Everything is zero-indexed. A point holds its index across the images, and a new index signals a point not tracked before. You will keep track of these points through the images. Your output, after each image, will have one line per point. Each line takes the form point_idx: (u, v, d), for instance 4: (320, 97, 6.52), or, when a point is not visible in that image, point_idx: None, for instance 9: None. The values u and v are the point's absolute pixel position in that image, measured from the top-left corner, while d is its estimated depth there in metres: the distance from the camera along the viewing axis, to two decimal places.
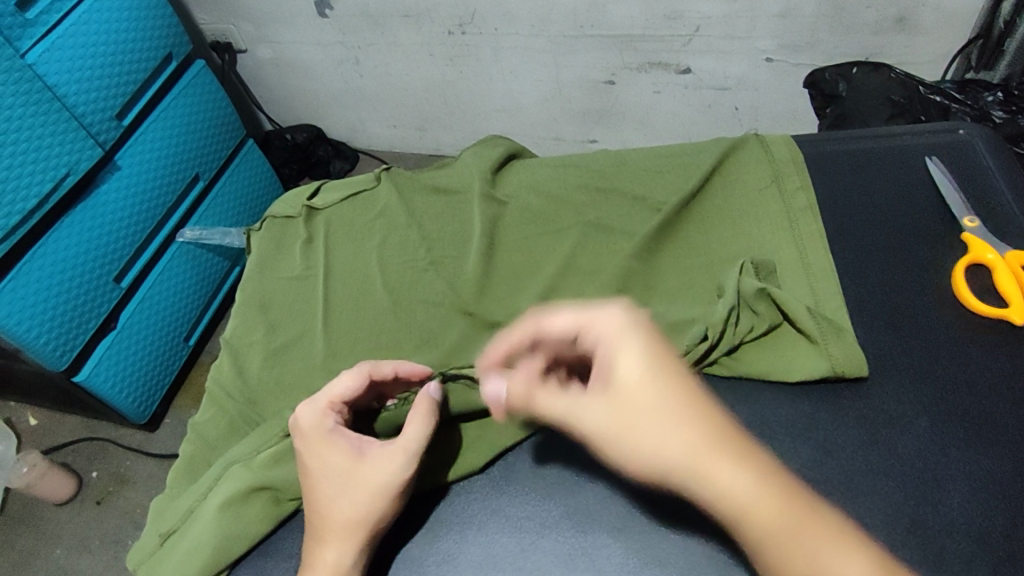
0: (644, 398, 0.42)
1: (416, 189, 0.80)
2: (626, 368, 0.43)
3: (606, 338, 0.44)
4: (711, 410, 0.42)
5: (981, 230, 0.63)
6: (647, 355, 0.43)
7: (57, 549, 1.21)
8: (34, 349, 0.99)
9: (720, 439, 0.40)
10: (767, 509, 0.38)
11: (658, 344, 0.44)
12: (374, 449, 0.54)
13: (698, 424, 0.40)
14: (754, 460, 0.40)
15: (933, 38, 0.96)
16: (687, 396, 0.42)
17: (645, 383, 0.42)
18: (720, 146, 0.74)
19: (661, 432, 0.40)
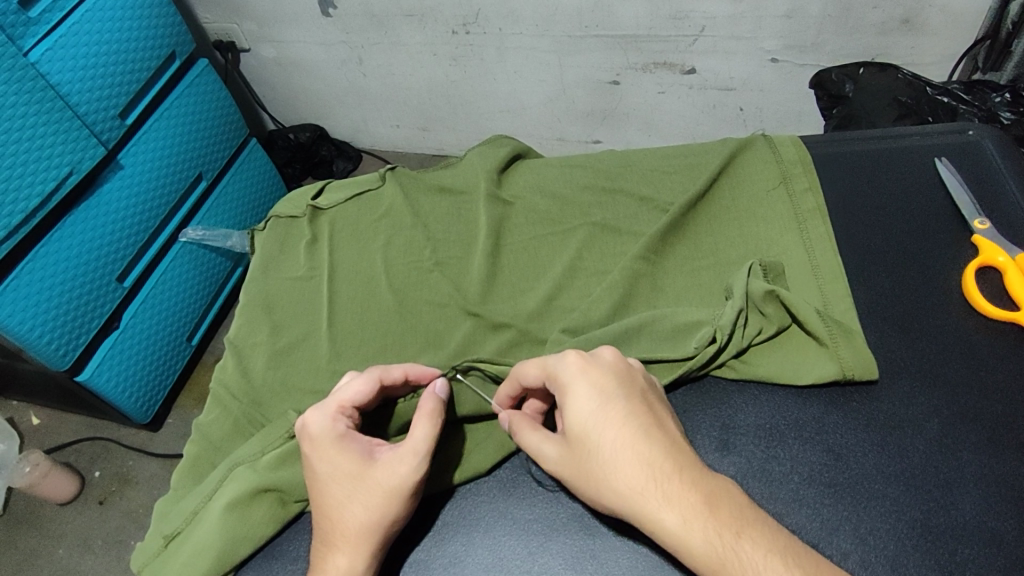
0: (590, 445, 0.47)
1: (421, 189, 0.80)
2: (577, 407, 0.49)
3: (561, 387, 0.50)
4: (648, 446, 0.46)
5: (992, 232, 0.63)
6: (590, 399, 0.48)
7: (60, 548, 1.21)
8: (38, 348, 0.99)
9: (652, 474, 0.45)
10: (695, 542, 0.42)
11: (604, 388, 0.49)
12: (388, 458, 0.53)
13: (631, 461, 0.45)
14: (685, 498, 0.43)
15: (940, 40, 0.96)
16: (624, 437, 0.46)
17: (588, 429, 0.48)
18: (727, 147, 0.73)
19: (604, 474, 0.46)
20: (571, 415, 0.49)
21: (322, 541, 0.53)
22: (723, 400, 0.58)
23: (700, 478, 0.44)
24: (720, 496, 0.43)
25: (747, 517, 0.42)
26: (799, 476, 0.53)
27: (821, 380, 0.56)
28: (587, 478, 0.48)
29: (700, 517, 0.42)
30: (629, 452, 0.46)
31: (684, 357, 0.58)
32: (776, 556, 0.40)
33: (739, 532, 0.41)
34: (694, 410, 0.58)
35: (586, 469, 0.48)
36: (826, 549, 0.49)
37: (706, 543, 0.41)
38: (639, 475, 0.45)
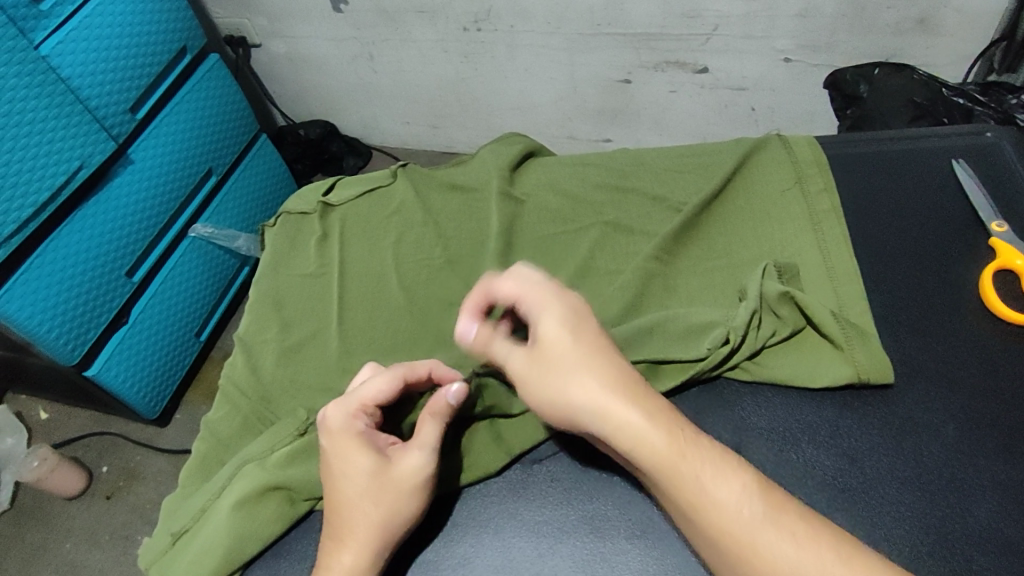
0: (561, 349, 0.48)
1: (432, 187, 0.79)
2: (549, 327, 0.49)
3: (536, 308, 0.50)
4: (613, 366, 0.48)
5: (1010, 235, 0.62)
6: (562, 321, 0.49)
7: (67, 543, 1.21)
8: (46, 342, 0.99)
9: (618, 388, 0.47)
10: (659, 442, 0.45)
11: (576, 314, 0.50)
12: (402, 458, 0.53)
13: (599, 375, 0.47)
14: (649, 407, 0.46)
15: (954, 40, 0.95)
16: (593, 355, 0.48)
17: (557, 348, 0.48)
18: (742, 147, 0.73)
19: (576, 376, 0.47)
20: (544, 328, 0.49)
21: (331, 536, 0.53)
22: (735, 403, 0.58)
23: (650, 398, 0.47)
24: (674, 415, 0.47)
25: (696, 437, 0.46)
26: (814, 481, 0.52)
27: (833, 384, 0.56)
28: (546, 382, 0.48)
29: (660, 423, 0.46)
30: (599, 365, 0.47)
31: (696, 359, 0.58)
32: (717, 467, 0.45)
33: (686, 448, 0.45)
34: (706, 413, 0.57)
35: (547, 374, 0.48)
36: None
37: (661, 445, 0.45)
38: (609, 380, 0.47)
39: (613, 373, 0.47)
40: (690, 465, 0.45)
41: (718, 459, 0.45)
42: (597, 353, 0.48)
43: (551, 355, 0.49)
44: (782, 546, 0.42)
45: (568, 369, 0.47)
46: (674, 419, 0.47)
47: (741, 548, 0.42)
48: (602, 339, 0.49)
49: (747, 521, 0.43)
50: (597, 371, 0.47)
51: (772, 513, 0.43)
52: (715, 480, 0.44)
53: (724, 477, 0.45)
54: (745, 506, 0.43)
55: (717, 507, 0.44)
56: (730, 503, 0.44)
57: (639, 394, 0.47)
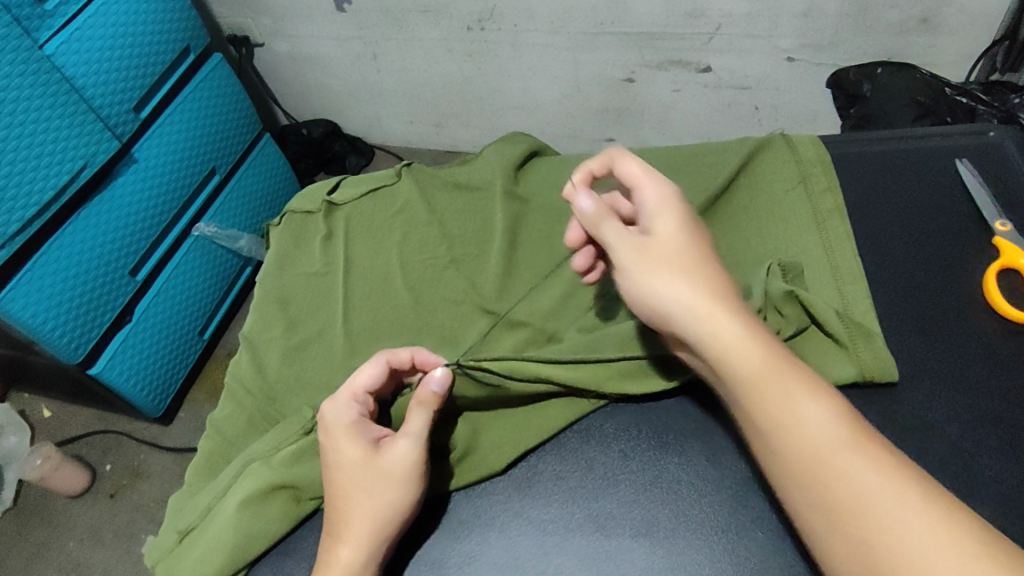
0: (673, 240, 0.50)
1: (437, 186, 0.79)
2: (666, 225, 0.50)
3: (653, 209, 0.52)
4: (716, 277, 0.48)
5: (1013, 234, 0.62)
6: (679, 223, 0.51)
7: (71, 541, 1.22)
8: (50, 341, 0.99)
9: (723, 298, 0.47)
10: (748, 356, 0.44)
11: (690, 225, 0.51)
12: (391, 447, 0.54)
13: (705, 281, 0.47)
14: (745, 321, 0.45)
15: (958, 40, 0.95)
16: (703, 261, 0.49)
17: (673, 244, 0.49)
18: (746, 146, 0.73)
19: (685, 269, 0.48)
20: (662, 224, 0.51)
21: (328, 525, 0.54)
22: None
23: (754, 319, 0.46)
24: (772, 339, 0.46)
25: (793, 362, 0.44)
26: None
27: (835, 382, 0.56)
28: (651, 268, 0.48)
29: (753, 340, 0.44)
30: (710, 271, 0.48)
31: None
32: (810, 394, 0.43)
33: (779, 368, 0.44)
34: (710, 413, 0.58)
35: (656, 261, 0.49)
36: None
37: (752, 359, 0.44)
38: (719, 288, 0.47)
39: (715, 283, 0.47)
40: (769, 390, 0.43)
41: (815, 388, 0.43)
42: (703, 261, 0.49)
43: (666, 248, 0.49)
44: (866, 470, 0.39)
45: (680, 261, 0.48)
46: (767, 340, 0.45)
47: (817, 465, 0.40)
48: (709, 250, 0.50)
49: (827, 441, 0.41)
50: (707, 276, 0.47)
51: (859, 438, 0.41)
52: (794, 408, 0.42)
53: (809, 409, 0.42)
54: (828, 429, 0.41)
55: (795, 426, 0.42)
56: (813, 422, 0.42)
57: (738, 309, 0.46)
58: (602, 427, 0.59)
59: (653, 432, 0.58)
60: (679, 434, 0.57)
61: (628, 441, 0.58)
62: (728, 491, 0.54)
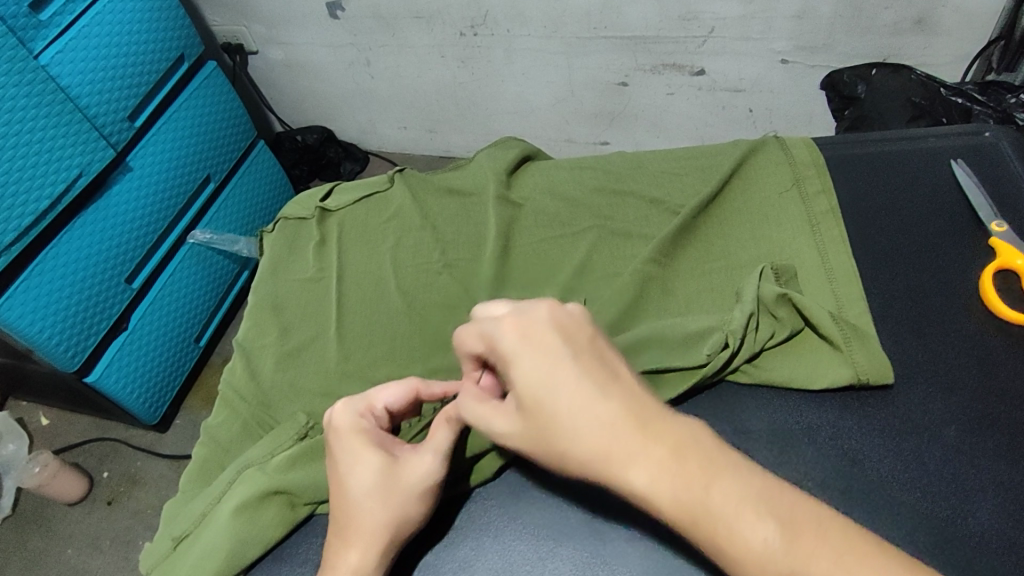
0: (554, 395, 0.42)
1: (429, 191, 0.79)
2: (523, 374, 0.43)
3: (504, 359, 0.44)
4: (605, 406, 0.40)
5: (1009, 235, 0.61)
6: (538, 363, 0.43)
7: (68, 549, 1.21)
8: (45, 350, 0.99)
9: (623, 429, 0.40)
10: (667, 495, 0.38)
11: (550, 353, 0.43)
12: (413, 460, 0.53)
13: (591, 425, 0.40)
14: (657, 450, 0.39)
15: (953, 40, 0.95)
16: (579, 397, 0.41)
17: (538, 398, 0.42)
18: (738, 149, 0.72)
19: (576, 426, 0.41)
20: (518, 366, 0.43)
21: (334, 534, 0.53)
22: (736, 405, 0.58)
23: (664, 424, 0.40)
24: (697, 438, 0.40)
25: (718, 465, 0.38)
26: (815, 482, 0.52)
27: (829, 386, 0.56)
28: (545, 433, 0.42)
29: (676, 468, 0.38)
30: (599, 415, 0.40)
31: (697, 364, 0.57)
32: (750, 505, 0.37)
33: (708, 483, 0.37)
34: (707, 415, 0.57)
35: (540, 424, 0.42)
36: None
37: (669, 490, 0.38)
38: (604, 408, 0.40)
39: (617, 403, 0.41)
40: (704, 515, 0.37)
41: (753, 488, 0.37)
42: (591, 371, 0.42)
43: (532, 393, 0.43)
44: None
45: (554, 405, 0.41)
46: (684, 458, 0.38)
47: None
48: (597, 353, 0.44)
49: (784, 567, 0.35)
50: (590, 399, 0.41)
51: (811, 551, 0.35)
52: (734, 532, 0.36)
53: (749, 523, 0.36)
54: (778, 559, 0.35)
55: (749, 557, 0.36)
56: (764, 549, 0.36)
57: (649, 427, 0.40)
58: None
59: None
60: None
61: None
62: None
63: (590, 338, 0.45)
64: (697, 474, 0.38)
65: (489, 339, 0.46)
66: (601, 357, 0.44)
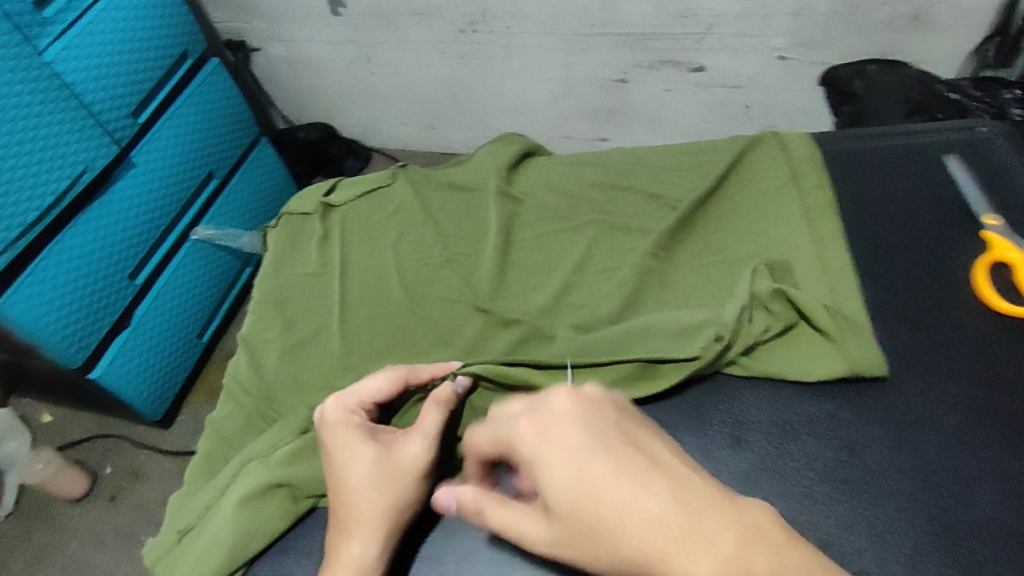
0: (595, 493, 0.38)
1: (431, 186, 0.80)
2: (555, 477, 0.39)
3: (529, 461, 0.41)
4: (654, 497, 0.36)
5: (1001, 228, 0.63)
6: (569, 460, 0.39)
7: (72, 543, 1.23)
8: (49, 345, 1.00)
9: (679, 521, 0.35)
10: None
11: (579, 446, 0.39)
12: (404, 445, 0.55)
13: (645, 527, 0.36)
14: (716, 543, 0.34)
15: (948, 36, 0.95)
16: (624, 491, 0.37)
17: (577, 498, 0.38)
18: (736, 145, 0.73)
19: (625, 529, 0.36)
20: (551, 468, 0.40)
21: (336, 529, 0.53)
22: (735, 396, 0.58)
23: (720, 513, 0.36)
24: (758, 532, 0.35)
25: (780, 562, 0.35)
26: (813, 471, 0.53)
27: (823, 377, 0.56)
28: (591, 534, 0.38)
29: (736, 566, 0.34)
30: (647, 511, 0.36)
31: (692, 357, 0.58)
32: None
33: None
34: (706, 407, 0.58)
35: (582, 524, 0.38)
36: (843, 544, 0.50)
37: None
38: (653, 504, 0.36)
39: (664, 493, 0.36)
40: None
41: None
42: (629, 458, 0.38)
43: (566, 494, 0.39)
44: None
45: (595, 500, 0.38)
46: (745, 554, 0.34)
47: None
48: (631, 437, 0.40)
49: None
50: (635, 493, 0.37)
51: None
52: None
53: None
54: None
55: None
56: None
57: (703, 517, 0.35)
58: None
59: None
60: (673, 428, 0.58)
61: None
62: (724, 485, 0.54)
63: (618, 421, 0.41)
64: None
65: (507, 443, 0.44)
66: (639, 442, 0.40)
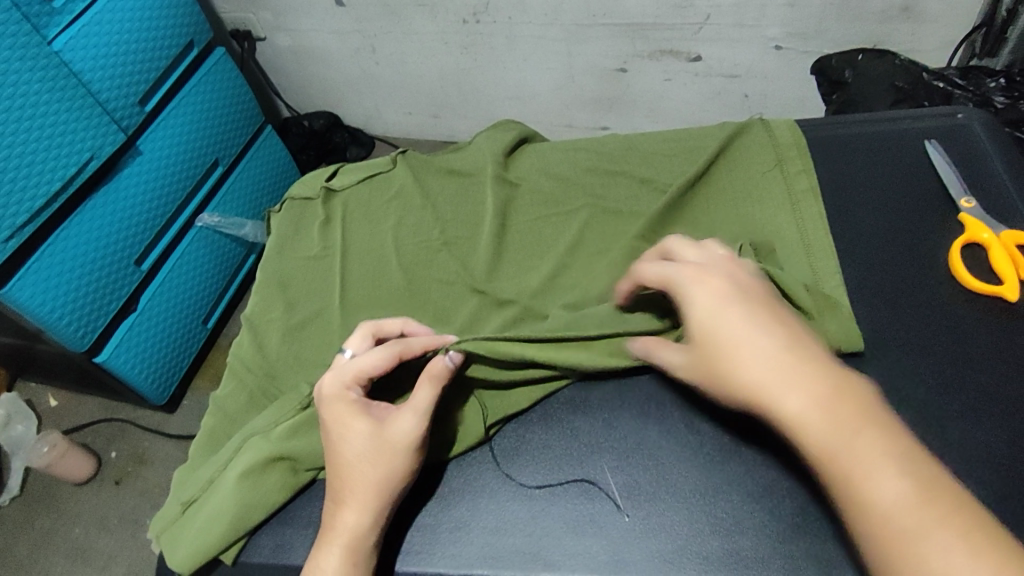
0: (726, 325, 0.47)
1: (431, 172, 0.83)
2: (700, 308, 0.49)
3: (680, 296, 0.51)
4: (769, 338, 0.46)
5: (977, 211, 0.65)
6: (715, 296, 0.49)
7: (76, 528, 1.26)
8: (57, 329, 1.03)
9: (786, 356, 0.45)
10: (821, 423, 0.42)
11: (724, 292, 0.49)
12: (396, 421, 0.57)
13: (762, 359, 0.45)
14: (811, 380, 0.43)
15: (940, 27, 0.97)
16: (748, 325, 0.47)
17: (712, 324, 0.48)
18: (725, 130, 0.75)
19: (739, 354, 0.46)
20: (693, 301, 0.49)
21: (331, 496, 0.56)
22: None
23: (825, 363, 0.44)
24: (854, 386, 0.43)
25: (868, 414, 0.42)
26: None
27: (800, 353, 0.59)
28: (710, 363, 0.47)
29: (827, 406, 0.42)
30: (762, 346, 0.45)
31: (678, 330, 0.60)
32: (893, 462, 0.39)
33: (857, 429, 0.41)
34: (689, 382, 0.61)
35: (709, 353, 0.47)
36: (816, 512, 0.53)
37: (820, 432, 0.41)
38: (772, 343, 0.46)
39: (779, 337, 0.46)
40: (845, 462, 0.40)
41: (901, 448, 0.40)
42: (759, 313, 0.48)
43: (701, 326, 0.48)
44: (951, 555, 0.36)
45: (722, 334, 0.47)
46: (834, 403, 0.42)
47: (903, 549, 0.37)
48: (767, 304, 0.49)
49: (911, 523, 0.37)
50: (751, 333, 0.46)
51: (943, 516, 0.37)
52: (868, 480, 0.39)
53: (887, 475, 0.39)
54: (907, 511, 0.38)
55: (882, 505, 0.38)
56: (894, 499, 0.38)
57: (803, 364, 0.44)
58: (587, 397, 0.62)
59: (634, 402, 0.61)
60: (659, 403, 0.60)
61: (612, 411, 0.61)
62: (705, 457, 0.57)
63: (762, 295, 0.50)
64: (848, 422, 0.41)
65: (668, 286, 0.52)
66: (772, 308, 0.49)
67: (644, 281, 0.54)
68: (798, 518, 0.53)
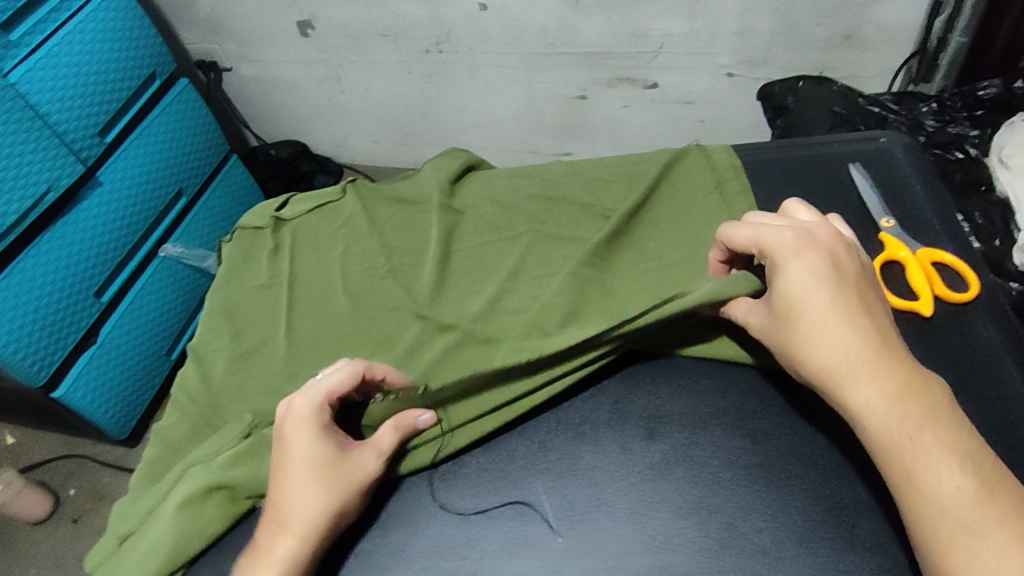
0: (814, 301, 0.50)
1: (379, 201, 0.84)
2: (792, 276, 0.51)
3: (774, 262, 0.53)
4: (851, 330, 0.49)
5: (896, 230, 0.67)
6: (807, 270, 0.51)
7: (31, 569, 1.23)
8: (12, 363, 1.01)
9: (866, 351, 0.48)
10: (892, 419, 0.46)
11: (819, 269, 0.51)
12: (359, 457, 0.57)
13: (840, 342, 0.48)
14: (887, 380, 0.47)
15: (881, 54, 1.01)
16: (833, 312, 0.49)
17: (796, 300, 0.51)
18: (664, 156, 0.77)
19: (818, 335, 0.49)
20: (787, 270, 0.52)
21: (273, 513, 0.56)
22: (651, 391, 0.62)
23: (903, 366, 0.48)
24: (928, 386, 0.47)
25: (935, 413, 0.46)
26: (720, 460, 0.57)
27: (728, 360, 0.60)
28: (787, 332, 0.51)
29: (895, 402, 0.46)
30: (845, 333, 0.49)
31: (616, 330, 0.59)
32: (953, 455, 0.44)
33: (920, 425, 0.45)
34: (624, 401, 0.62)
35: (787, 322, 0.51)
36: (741, 526, 0.54)
37: (894, 426, 0.46)
38: (854, 334, 0.48)
39: (862, 331, 0.49)
40: (907, 450, 0.45)
41: (957, 445, 0.45)
42: (848, 299, 0.50)
43: (788, 296, 0.51)
44: (1006, 552, 0.41)
45: (805, 311, 0.50)
46: (904, 400, 0.46)
47: (950, 536, 0.43)
48: (861, 287, 0.52)
49: (967, 513, 0.42)
50: (841, 323, 0.49)
51: (999, 510, 0.42)
52: (929, 470, 0.44)
53: (942, 471, 0.44)
54: (968, 501, 0.43)
55: (935, 493, 0.44)
56: (955, 492, 0.43)
57: (884, 361, 0.48)
58: (524, 419, 0.63)
59: (571, 423, 0.61)
60: (594, 424, 0.61)
61: (548, 433, 0.61)
62: (637, 476, 0.58)
63: (857, 274, 0.52)
64: (911, 417, 0.46)
65: (762, 242, 0.54)
66: (865, 293, 0.51)
67: (732, 239, 0.57)
68: (724, 534, 0.54)
